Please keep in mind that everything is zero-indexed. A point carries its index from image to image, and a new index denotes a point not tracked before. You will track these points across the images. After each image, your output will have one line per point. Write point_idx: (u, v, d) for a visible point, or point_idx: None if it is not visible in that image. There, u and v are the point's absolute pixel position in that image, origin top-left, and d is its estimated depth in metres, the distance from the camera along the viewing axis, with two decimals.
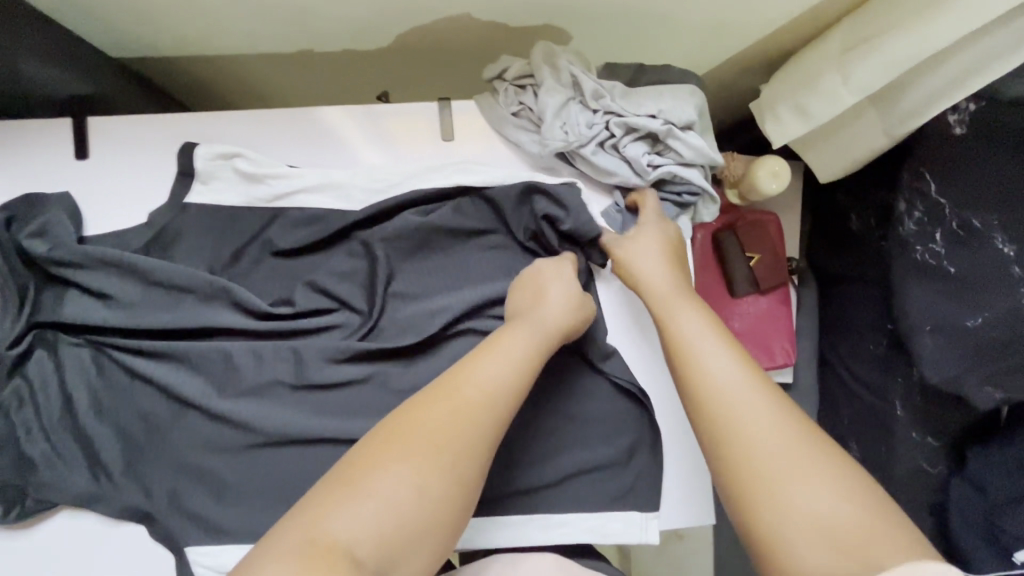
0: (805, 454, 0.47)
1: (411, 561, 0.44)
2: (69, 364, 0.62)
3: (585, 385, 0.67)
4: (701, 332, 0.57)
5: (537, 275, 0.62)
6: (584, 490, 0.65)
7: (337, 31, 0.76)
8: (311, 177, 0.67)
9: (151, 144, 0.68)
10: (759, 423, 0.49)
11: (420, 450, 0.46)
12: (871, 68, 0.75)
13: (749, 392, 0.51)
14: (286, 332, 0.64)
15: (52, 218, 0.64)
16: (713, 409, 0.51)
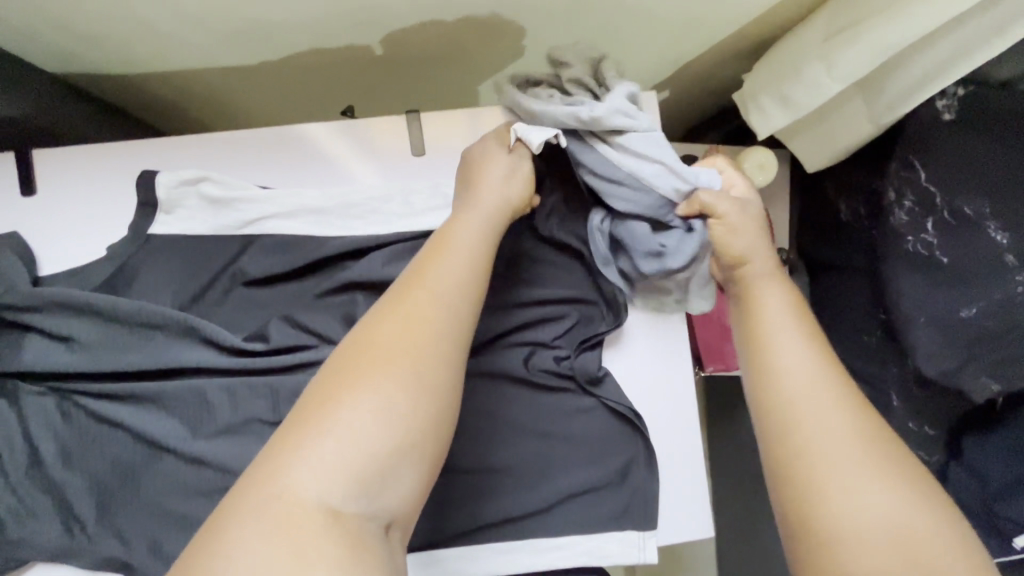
0: (879, 452, 0.46)
1: (396, 483, 0.41)
2: (32, 414, 0.59)
3: (576, 405, 0.66)
4: (781, 321, 0.54)
5: (473, 165, 0.60)
6: (581, 510, 0.63)
7: (295, 43, 0.73)
8: (281, 201, 0.64)
9: (104, 175, 0.65)
10: (833, 426, 0.47)
11: (379, 371, 0.42)
12: (855, 56, 0.72)
13: (828, 393, 0.49)
14: (261, 368, 0.60)
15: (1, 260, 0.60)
16: (784, 397, 0.50)
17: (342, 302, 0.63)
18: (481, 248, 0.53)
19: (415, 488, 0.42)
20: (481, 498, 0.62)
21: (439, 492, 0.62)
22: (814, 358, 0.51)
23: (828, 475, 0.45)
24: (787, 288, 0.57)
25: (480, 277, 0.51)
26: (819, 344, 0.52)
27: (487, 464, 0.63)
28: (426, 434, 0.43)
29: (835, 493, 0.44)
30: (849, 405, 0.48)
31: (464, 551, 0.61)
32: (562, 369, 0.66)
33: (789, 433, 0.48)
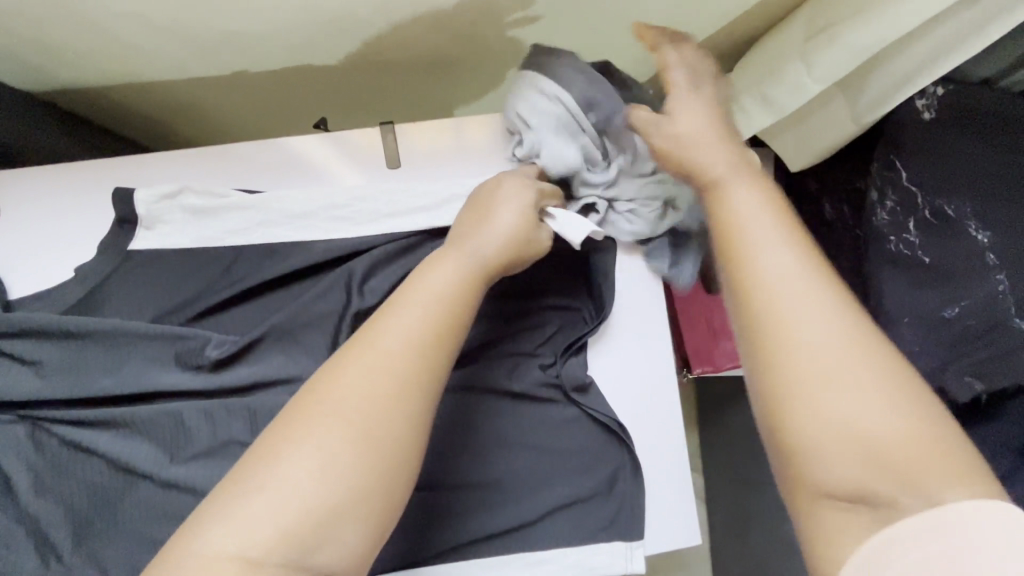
0: (855, 356, 0.41)
1: (326, 546, 0.38)
2: (3, 442, 0.58)
3: (558, 417, 0.65)
4: (760, 226, 0.47)
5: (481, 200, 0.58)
6: (567, 523, 0.63)
7: (270, 55, 0.72)
8: (266, 207, 0.62)
9: (76, 195, 0.64)
10: (819, 335, 0.42)
11: (334, 429, 0.40)
12: (834, 56, 0.72)
13: (817, 293, 0.43)
14: (242, 389, 0.59)
15: None
16: (760, 298, 0.44)
17: (321, 319, 0.59)
18: (463, 288, 0.50)
19: (362, 541, 0.39)
20: (468, 513, 0.62)
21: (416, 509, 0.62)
22: (802, 266, 0.45)
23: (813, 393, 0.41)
24: (760, 184, 0.51)
25: (450, 329, 0.47)
26: (793, 239, 0.46)
27: (473, 479, 0.62)
28: (367, 495, 0.40)
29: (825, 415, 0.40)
30: (827, 307, 0.43)
31: (448, 569, 0.60)
32: (549, 378, 0.65)
33: (752, 348, 0.44)
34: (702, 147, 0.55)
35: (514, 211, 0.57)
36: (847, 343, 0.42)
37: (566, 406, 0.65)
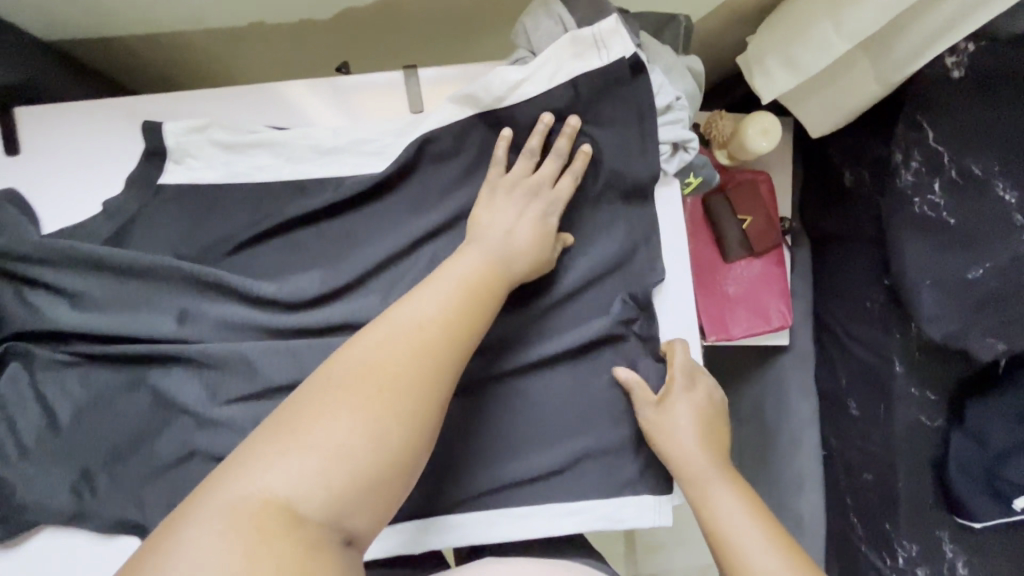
0: (784, 553, 0.53)
1: (360, 512, 0.40)
2: (48, 379, 0.57)
3: (592, 333, 0.63)
4: (739, 526, 0.56)
5: (487, 202, 0.57)
6: (592, 475, 0.64)
7: (289, 3, 0.70)
8: (292, 141, 0.60)
9: (95, 130, 0.59)
10: (761, 555, 0.53)
11: (376, 395, 0.42)
12: (864, 13, 0.71)
13: (762, 548, 0.54)
14: (296, 329, 0.60)
15: (3, 216, 0.57)
16: (729, 554, 0.55)
17: (363, 273, 0.60)
18: (488, 274, 0.52)
19: (384, 511, 0.42)
20: (490, 464, 0.62)
21: (445, 455, 0.62)
22: (763, 539, 0.55)
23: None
24: (695, 402, 0.62)
25: (477, 308, 0.50)
26: (746, 504, 0.57)
27: (499, 431, 0.63)
28: (404, 462, 0.42)
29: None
30: (783, 559, 0.53)
31: (478, 516, 0.62)
32: (605, 328, 0.63)
33: None
34: (700, 464, 0.59)
35: (524, 220, 0.56)
36: (780, 550, 0.54)
37: (599, 317, 0.64)
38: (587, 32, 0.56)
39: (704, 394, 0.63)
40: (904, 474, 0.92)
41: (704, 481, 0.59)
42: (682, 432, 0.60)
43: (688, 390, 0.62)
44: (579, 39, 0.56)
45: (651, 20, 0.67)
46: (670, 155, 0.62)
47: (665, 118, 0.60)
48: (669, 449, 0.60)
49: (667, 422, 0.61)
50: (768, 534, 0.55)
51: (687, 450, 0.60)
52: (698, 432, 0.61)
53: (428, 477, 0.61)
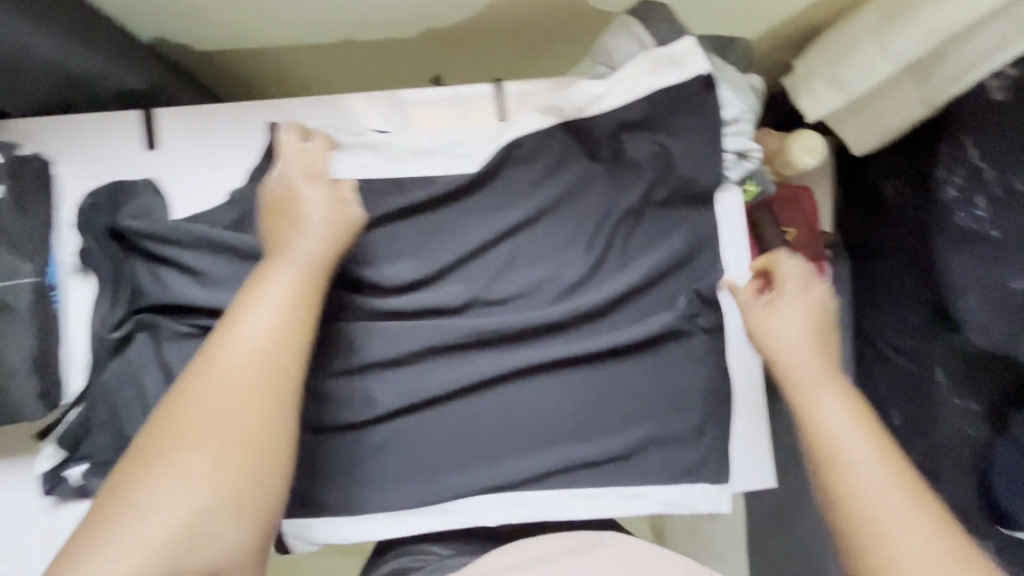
0: (895, 473, 0.46)
1: (209, 553, 0.43)
2: (171, 349, 0.63)
3: (660, 326, 0.68)
4: (849, 444, 0.48)
5: (283, 200, 0.55)
6: (655, 459, 0.68)
7: (382, 23, 0.79)
8: (394, 143, 0.67)
9: (224, 129, 0.67)
10: (871, 471, 0.47)
11: (231, 443, 0.45)
12: (910, 39, 0.78)
13: (865, 456, 0.47)
14: (391, 312, 0.66)
15: (147, 204, 0.64)
16: (823, 450, 0.49)
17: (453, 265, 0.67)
18: (300, 296, 0.51)
19: (242, 546, 0.44)
20: (561, 446, 0.68)
21: (521, 436, 0.68)
22: (869, 446, 0.48)
23: (862, 555, 0.44)
24: (809, 309, 0.57)
25: (299, 339, 0.50)
26: (854, 402, 0.51)
27: (568, 416, 0.68)
28: (252, 500, 0.45)
29: (854, 488, 0.46)
30: (895, 482, 0.46)
31: (551, 493, 0.67)
32: (672, 322, 0.68)
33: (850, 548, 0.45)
34: (801, 356, 0.54)
35: (322, 204, 0.55)
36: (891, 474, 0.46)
37: (667, 311, 0.68)
38: (664, 51, 0.63)
39: (822, 296, 0.58)
40: (946, 483, 0.94)
41: (810, 385, 0.53)
42: (779, 317, 0.57)
43: (804, 295, 0.58)
44: (656, 56, 0.63)
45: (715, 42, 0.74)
46: (733, 163, 0.68)
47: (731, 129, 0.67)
48: (774, 355, 0.56)
49: (768, 320, 0.57)
50: (876, 445, 0.48)
51: (792, 352, 0.55)
52: (808, 335, 0.56)
53: (480, 457, 0.67)
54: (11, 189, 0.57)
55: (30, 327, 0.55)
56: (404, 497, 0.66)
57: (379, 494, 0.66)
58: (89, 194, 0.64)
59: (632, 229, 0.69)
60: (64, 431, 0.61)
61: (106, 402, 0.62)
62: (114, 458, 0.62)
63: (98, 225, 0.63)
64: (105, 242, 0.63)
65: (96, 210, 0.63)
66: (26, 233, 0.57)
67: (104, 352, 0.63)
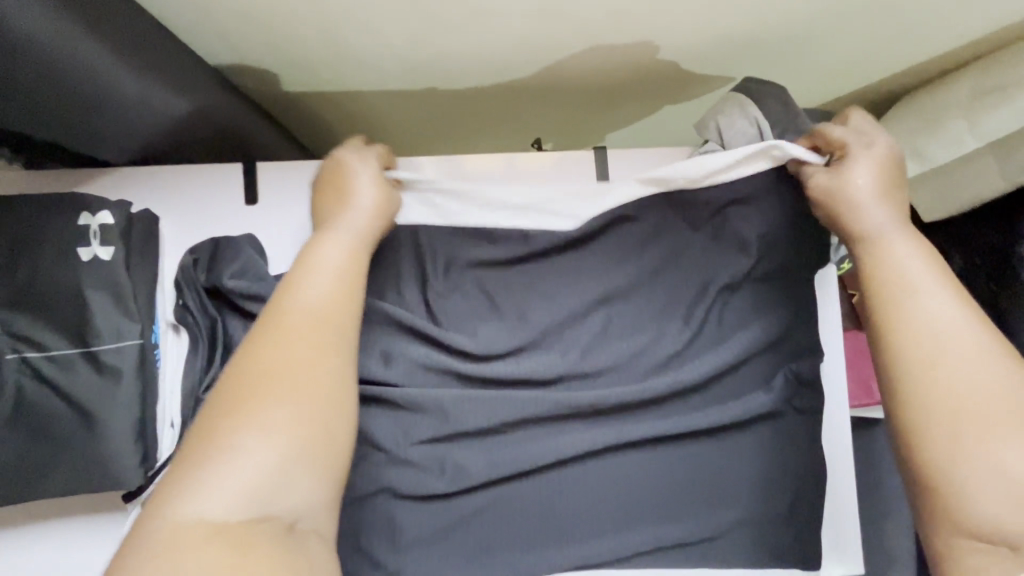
0: (965, 332, 0.51)
1: (296, 490, 0.46)
2: None
3: (757, 405, 0.66)
4: (914, 270, 0.55)
5: (339, 168, 0.62)
6: (745, 542, 0.66)
7: (473, 78, 0.79)
8: (496, 207, 0.67)
9: None
10: (938, 314, 0.52)
11: (266, 385, 0.48)
12: (1001, 118, 0.78)
13: (932, 286, 0.54)
14: (480, 377, 0.65)
15: (248, 258, 0.61)
16: (886, 300, 0.55)
17: (549, 330, 0.66)
18: (342, 260, 0.57)
19: (320, 488, 0.48)
20: (649, 525, 0.65)
21: (608, 513, 0.65)
22: (942, 295, 0.53)
23: (910, 368, 0.51)
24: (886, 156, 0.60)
25: (344, 297, 0.55)
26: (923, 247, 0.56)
27: (657, 496, 0.65)
28: (315, 444, 0.48)
29: (913, 341, 0.52)
30: (975, 344, 0.50)
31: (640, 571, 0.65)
32: (770, 400, 0.66)
33: (918, 360, 0.51)
34: (880, 205, 0.58)
35: (366, 179, 0.61)
36: (955, 325, 0.52)
37: (763, 391, 0.67)
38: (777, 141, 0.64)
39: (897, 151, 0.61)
40: None
41: (881, 225, 0.58)
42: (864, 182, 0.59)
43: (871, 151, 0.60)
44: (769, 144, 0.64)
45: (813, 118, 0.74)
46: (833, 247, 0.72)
47: None
48: (846, 207, 0.59)
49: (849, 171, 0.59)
50: (939, 275, 0.54)
51: (863, 188, 0.59)
52: (891, 192, 0.59)
53: (558, 535, 0.65)
54: (120, 248, 0.56)
55: (134, 391, 0.54)
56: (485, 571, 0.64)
57: (463, 568, 0.64)
58: (188, 248, 0.63)
59: (727, 303, 0.68)
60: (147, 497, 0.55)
61: None
62: None
63: (196, 282, 0.61)
64: (201, 298, 0.61)
65: (196, 266, 0.62)
66: (134, 293, 0.55)
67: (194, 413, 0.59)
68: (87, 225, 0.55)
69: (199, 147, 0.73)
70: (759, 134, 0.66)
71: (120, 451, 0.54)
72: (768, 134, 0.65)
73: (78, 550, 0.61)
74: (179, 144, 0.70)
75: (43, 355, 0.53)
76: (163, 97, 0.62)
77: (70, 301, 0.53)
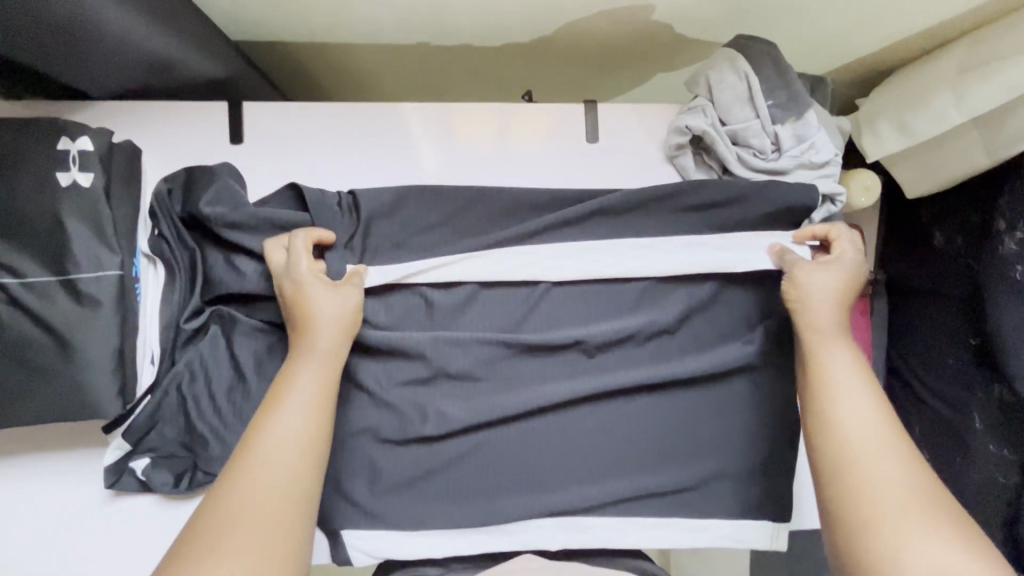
0: (886, 441, 0.52)
1: None
2: (242, 343, 0.62)
3: (736, 357, 0.67)
4: (844, 380, 0.56)
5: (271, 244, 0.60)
6: (718, 493, 0.67)
7: (464, 36, 0.78)
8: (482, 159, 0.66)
9: (307, 130, 0.68)
10: (857, 423, 0.53)
11: (238, 530, 0.46)
12: (985, 92, 0.76)
13: (859, 395, 0.55)
14: (455, 308, 0.66)
15: (223, 185, 0.62)
16: (818, 406, 0.56)
17: (532, 270, 0.66)
18: (323, 385, 0.55)
19: None
20: (624, 476, 0.66)
21: (583, 462, 0.66)
22: (867, 403, 0.54)
23: (841, 480, 0.51)
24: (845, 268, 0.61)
25: (323, 423, 0.54)
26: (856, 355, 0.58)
27: (631, 447, 0.66)
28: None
29: (843, 447, 0.52)
30: (896, 454, 0.51)
31: (614, 521, 0.66)
32: (749, 352, 0.67)
33: (840, 469, 0.52)
34: (828, 312, 0.59)
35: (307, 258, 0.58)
36: (875, 428, 0.53)
37: (740, 344, 0.68)
38: (762, 98, 0.66)
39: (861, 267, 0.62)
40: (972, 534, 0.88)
41: (820, 336, 0.59)
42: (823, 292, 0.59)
43: (844, 264, 0.61)
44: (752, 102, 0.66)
45: (806, 81, 0.74)
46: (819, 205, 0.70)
47: (822, 173, 0.69)
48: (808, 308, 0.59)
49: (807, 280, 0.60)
50: (866, 383, 0.56)
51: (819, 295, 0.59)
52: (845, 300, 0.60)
53: (535, 484, 0.65)
54: (100, 176, 0.55)
55: (113, 322, 0.54)
56: (463, 515, 0.64)
57: (441, 513, 0.64)
58: (165, 176, 0.64)
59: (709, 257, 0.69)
60: (129, 425, 0.60)
61: (177, 392, 0.61)
62: (176, 449, 0.61)
63: (172, 212, 0.62)
64: (177, 228, 0.62)
65: (170, 196, 0.62)
66: (113, 223, 0.55)
67: (176, 342, 0.61)
68: (67, 151, 0.54)
69: (198, 88, 0.73)
70: (748, 87, 0.66)
71: (99, 380, 0.54)
72: (757, 88, 0.66)
73: (56, 480, 0.61)
74: (173, 87, 0.71)
75: (19, 282, 0.52)
76: (161, 39, 0.61)
77: (50, 229, 0.53)
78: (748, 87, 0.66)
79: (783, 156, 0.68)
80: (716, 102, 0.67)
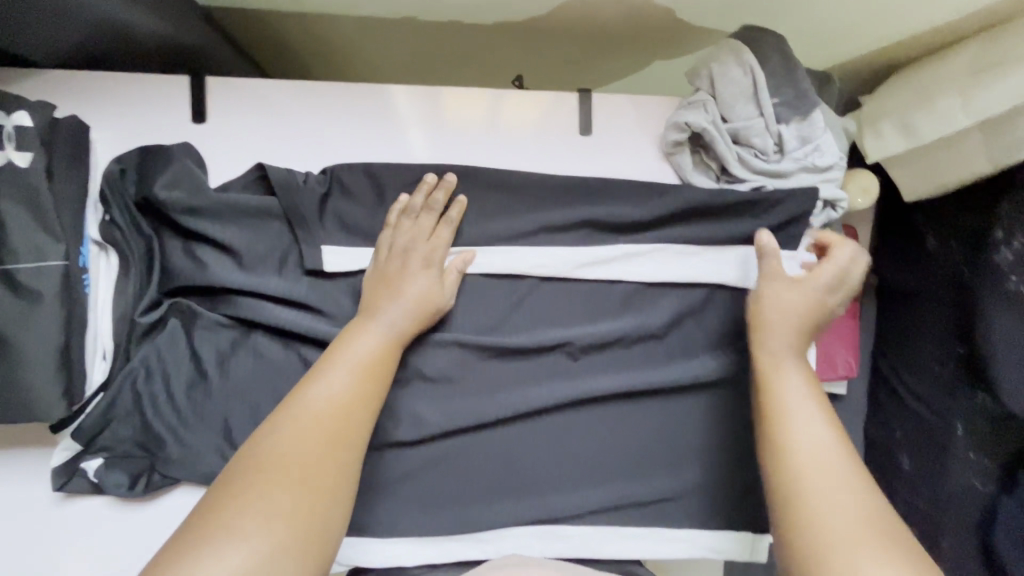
0: (838, 468, 0.49)
1: None
2: (203, 338, 0.58)
3: (722, 365, 0.65)
4: (798, 408, 0.53)
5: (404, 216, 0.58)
6: (699, 503, 0.65)
7: (452, 13, 0.72)
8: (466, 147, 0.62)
9: (277, 108, 0.63)
10: (813, 445, 0.50)
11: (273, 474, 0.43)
12: (993, 95, 0.72)
13: (811, 421, 0.52)
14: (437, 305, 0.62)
15: (180, 167, 0.58)
16: (774, 428, 0.53)
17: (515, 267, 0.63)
18: (378, 349, 0.52)
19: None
20: (602, 483, 0.64)
21: (560, 468, 0.63)
22: (822, 428, 0.52)
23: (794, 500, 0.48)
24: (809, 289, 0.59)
25: (378, 381, 0.51)
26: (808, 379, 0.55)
27: (612, 454, 0.64)
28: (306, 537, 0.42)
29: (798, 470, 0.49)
30: (849, 477, 0.48)
31: (589, 530, 0.63)
32: (737, 361, 0.65)
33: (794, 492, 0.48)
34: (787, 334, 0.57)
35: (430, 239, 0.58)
36: (830, 450, 0.50)
37: (728, 352, 0.65)
38: (766, 93, 0.62)
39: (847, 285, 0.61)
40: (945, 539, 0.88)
41: (772, 362, 0.57)
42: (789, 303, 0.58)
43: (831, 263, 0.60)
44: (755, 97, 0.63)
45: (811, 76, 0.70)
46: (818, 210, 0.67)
47: (825, 177, 0.65)
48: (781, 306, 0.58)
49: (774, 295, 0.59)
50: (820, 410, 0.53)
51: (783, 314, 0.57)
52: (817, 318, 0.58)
53: (511, 489, 0.63)
54: (41, 156, 0.50)
55: (54, 317, 0.49)
56: (435, 520, 0.62)
57: (412, 518, 0.62)
58: (118, 155, 0.59)
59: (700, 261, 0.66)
60: (79, 425, 0.56)
61: (131, 390, 0.57)
62: (130, 451, 0.57)
63: (125, 194, 0.58)
64: (131, 214, 0.58)
65: (124, 177, 0.58)
66: (55, 207, 0.50)
67: (130, 337, 0.57)
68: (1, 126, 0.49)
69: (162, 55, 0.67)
70: (750, 82, 0.62)
71: (39, 377, 0.49)
72: (760, 83, 0.62)
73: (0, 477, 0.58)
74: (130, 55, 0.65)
75: None
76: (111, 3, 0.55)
77: None
78: (750, 82, 0.62)
79: (783, 157, 0.64)
80: (715, 97, 0.64)
